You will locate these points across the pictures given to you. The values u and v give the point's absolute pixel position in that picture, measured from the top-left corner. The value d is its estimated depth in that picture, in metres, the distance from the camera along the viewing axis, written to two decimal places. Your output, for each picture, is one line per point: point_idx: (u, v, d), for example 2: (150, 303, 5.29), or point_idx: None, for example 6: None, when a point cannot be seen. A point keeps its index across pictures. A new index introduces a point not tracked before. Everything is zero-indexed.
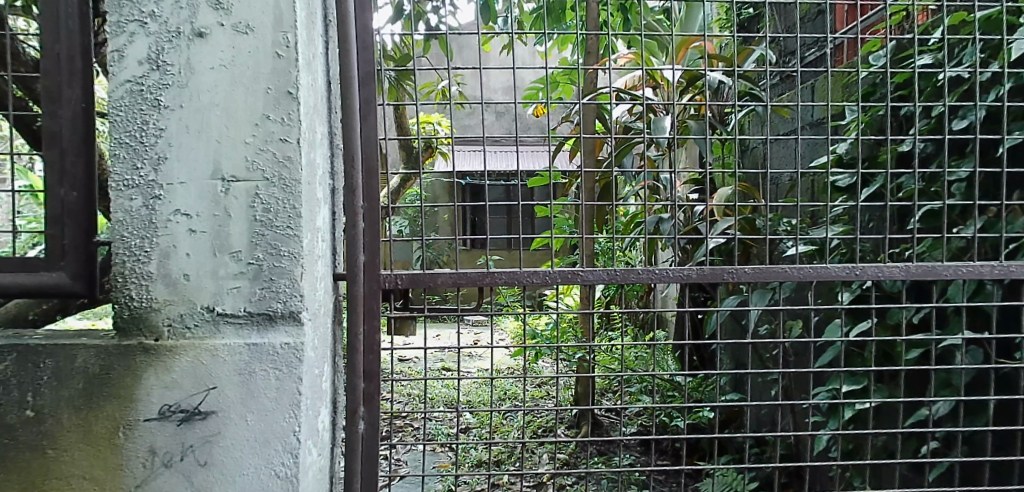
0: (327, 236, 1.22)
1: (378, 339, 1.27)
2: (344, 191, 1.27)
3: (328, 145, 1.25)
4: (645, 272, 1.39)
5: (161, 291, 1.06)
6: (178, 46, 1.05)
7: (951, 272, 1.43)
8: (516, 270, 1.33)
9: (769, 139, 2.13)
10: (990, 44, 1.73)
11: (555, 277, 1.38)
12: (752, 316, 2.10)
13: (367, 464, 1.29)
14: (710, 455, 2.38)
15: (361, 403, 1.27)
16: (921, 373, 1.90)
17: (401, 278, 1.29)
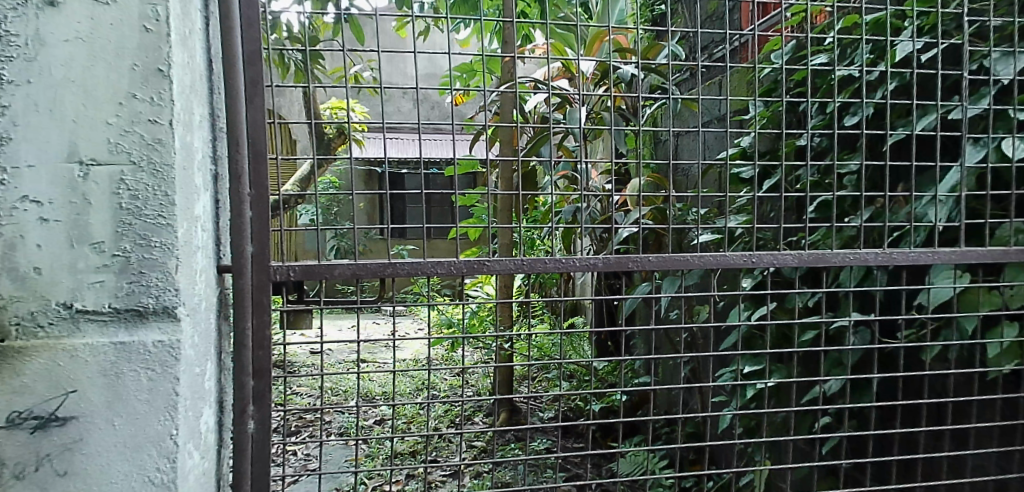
0: (209, 225, 1.16)
1: (268, 334, 1.23)
2: (228, 177, 1.22)
3: (209, 128, 1.18)
4: (552, 262, 1.40)
5: (6, 287, 0.96)
6: (24, 14, 0.95)
7: (839, 259, 1.51)
8: (419, 260, 1.31)
9: (679, 131, 2.20)
10: (877, 46, 1.85)
11: (461, 266, 1.36)
12: (661, 303, 2.17)
13: (260, 464, 1.25)
14: (623, 437, 2.45)
15: (250, 402, 1.23)
16: (814, 354, 2.03)
17: (293, 270, 1.25)
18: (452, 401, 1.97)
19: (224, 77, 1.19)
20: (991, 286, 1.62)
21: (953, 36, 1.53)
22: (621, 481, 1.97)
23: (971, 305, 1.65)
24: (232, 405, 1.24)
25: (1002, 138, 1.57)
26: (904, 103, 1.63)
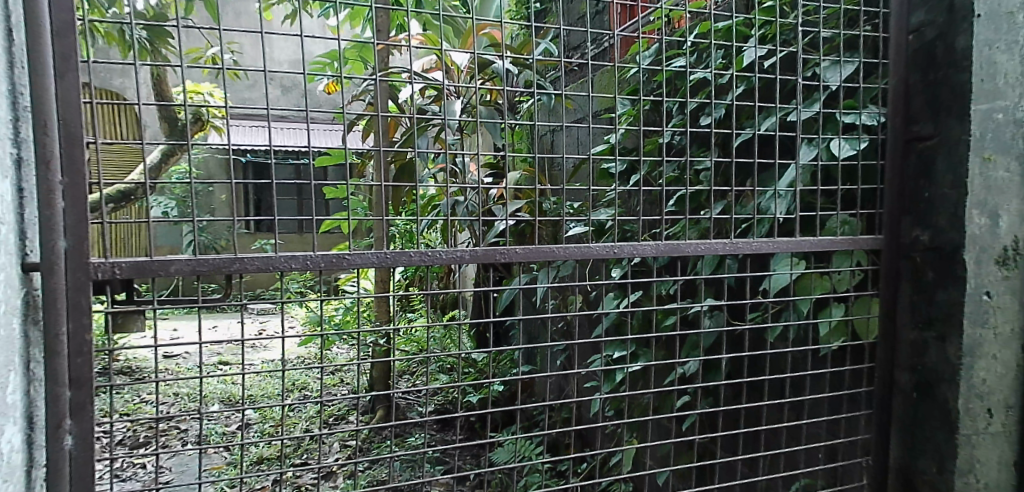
0: (10, 218, 1.03)
1: (88, 339, 1.13)
2: (34, 164, 1.09)
3: (8, 108, 1.05)
4: (418, 255, 1.36)
5: None
6: None
7: (693, 248, 1.62)
8: (269, 255, 1.24)
9: (555, 125, 2.25)
10: (730, 51, 2.01)
11: (320, 261, 1.31)
12: (538, 293, 2.22)
13: (81, 482, 1.14)
14: (503, 427, 2.49)
15: (67, 415, 1.12)
16: (677, 338, 2.17)
17: (119, 267, 1.15)
18: (326, 401, 1.90)
19: (27, 51, 1.06)
20: (821, 272, 1.79)
21: (793, 45, 1.69)
22: (497, 470, 2.00)
23: (808, 289, 1.84)
24: (46, 419, 1.12)
25: (831, 139, 1.75)
26: (753, 105, 1.78)
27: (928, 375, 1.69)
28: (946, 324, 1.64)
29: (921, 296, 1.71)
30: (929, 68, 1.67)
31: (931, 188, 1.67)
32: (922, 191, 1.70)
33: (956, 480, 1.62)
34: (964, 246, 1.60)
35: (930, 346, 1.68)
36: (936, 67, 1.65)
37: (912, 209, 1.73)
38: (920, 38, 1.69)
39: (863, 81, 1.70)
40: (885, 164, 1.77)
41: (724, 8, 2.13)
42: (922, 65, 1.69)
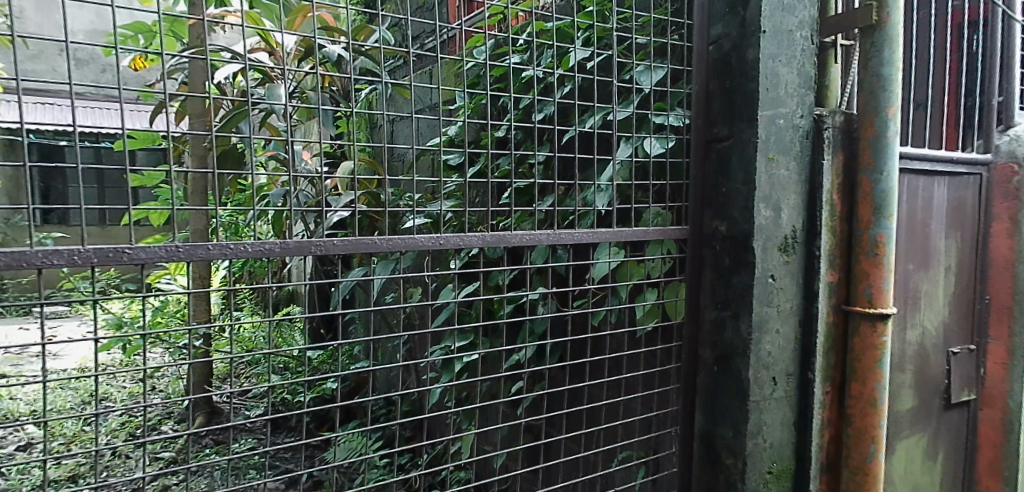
0: None
1: None
2: None
3: None
4: (218, 248, 1.26)
5: None
6: None
7: (518, 239, 1.67)
8: (26, 249, 1.09)
9: (391, 115, 2.21)
10: (560, 50, 2.08)
11: (99, 256, 1.17)
12: (374, 286, 2.16)
13: None
14: (339, 424, 2.41)
15: None
16: (514, 326, 2.23)
17: None
18: (134, 410, 1.72)
19: None
20: (640, 260, 1.97)
21: (612, 49, 1.80)
22: (330, 468, 1.94)
23: (627, 276, 1.98)
24: None
25: (645, 137, 1.88)
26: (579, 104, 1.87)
27: (725, 350, 1.89)
28: (740, 305, 1.84)
29: (720, 280, 1.90)
30: (726, 76, 1.87)
31: (728, 183, 1.87)
32: (720, 186, 1.89)
33: (748, 441, 1.83)
34: (753, 235, 1.80)
35: (727, 324, 1.88)
36: (731, 75, 1.85)
37: (713, 202, 1.92)
38: (718, 48, 1.89)
39: (672, 84, 1.84)
40: (692, 162, 1.95)
41: (555, 9, 2.20)
42: (719, 73, 1.89)
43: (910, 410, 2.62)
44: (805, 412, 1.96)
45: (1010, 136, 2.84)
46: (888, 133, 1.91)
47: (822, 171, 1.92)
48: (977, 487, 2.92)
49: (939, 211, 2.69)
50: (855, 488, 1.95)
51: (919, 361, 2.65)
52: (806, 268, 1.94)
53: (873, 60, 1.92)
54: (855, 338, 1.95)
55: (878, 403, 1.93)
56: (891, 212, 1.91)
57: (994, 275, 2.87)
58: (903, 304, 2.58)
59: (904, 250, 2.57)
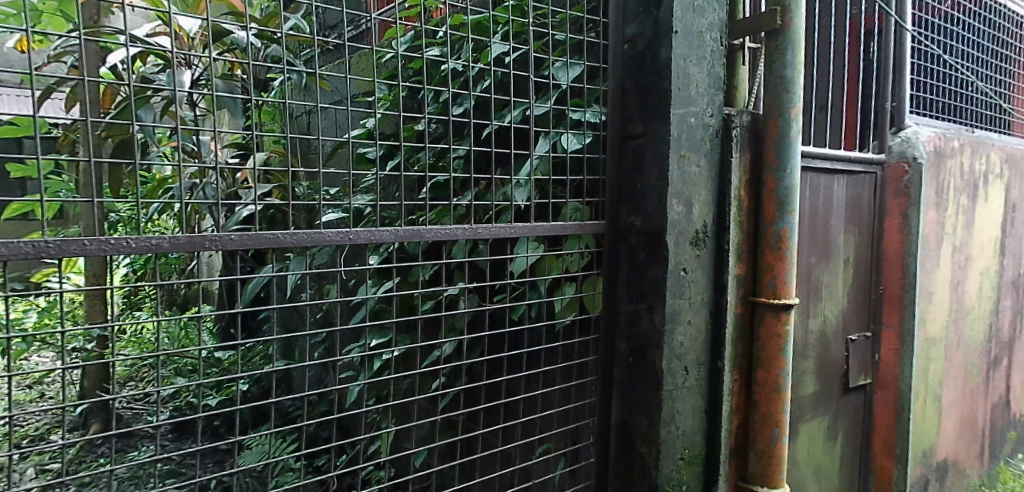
0: None
1: None
2: None
3: None
4: (94, 243, 1.18)
5: None
6: None
7: (433, 234, 1.65)
8: None
9: (304, 105, 2.14)
10: (479, 45, 2.07)
11: None
12: (288, 284, 2.09)
13: None
14: (252, 427, 2.32)
15: None
16: (435, 322, 2.21)
17: None
18: (15, 419, 1.58)
19: None
20: (558, 255, 1.98)
21: (528, 44, 1.79)
22: (240, 473, 1.86)
23: (546, 270, 1.99)
24: None
25: (561, 133, 1.90)
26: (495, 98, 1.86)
27: (640, 342, 1.94)
28: (653, 298, 1.90)
29: (635, 274, 1.95)
30: (639, 74, 1.92)
31: (642, 180, 1.92)
32: (635, 182, 1.94)
33: (661, 429, 1.89)
34: (665, 230, 1.86)
35: (642, 316, 1.93)
36: (645, 73, 1.89)
37: (628, 198, 1.97)
38: (633, 47, 1.93)
39: (588, 81, 1.87)
40: (607, 157, 1.98)
41: (475, 3, 2.18)
42: (634, 71, 1.93)
43: (813, 394, 2.78)
44: (715, 400, 2.04)
45: (901, 138, 3.08)
46: (790, 132, 2.01)
47: (730, 168, 2.00)
48: (871, 464, 3.14)
49: (838, 207, 2.86)
50: (760, 470, 2.05)
51: (820, 348, 2.81)
52: (717, 262, 2.02)
53: (777, 62, 2.02)
54: (761, 328, 2.05)
55: (781, 389, 2.04)
56: (793, 208, 2.02)
57: (887, 267, 3.09)
58: (806, 295, 2.74)
59: (807, 243, 2.71)
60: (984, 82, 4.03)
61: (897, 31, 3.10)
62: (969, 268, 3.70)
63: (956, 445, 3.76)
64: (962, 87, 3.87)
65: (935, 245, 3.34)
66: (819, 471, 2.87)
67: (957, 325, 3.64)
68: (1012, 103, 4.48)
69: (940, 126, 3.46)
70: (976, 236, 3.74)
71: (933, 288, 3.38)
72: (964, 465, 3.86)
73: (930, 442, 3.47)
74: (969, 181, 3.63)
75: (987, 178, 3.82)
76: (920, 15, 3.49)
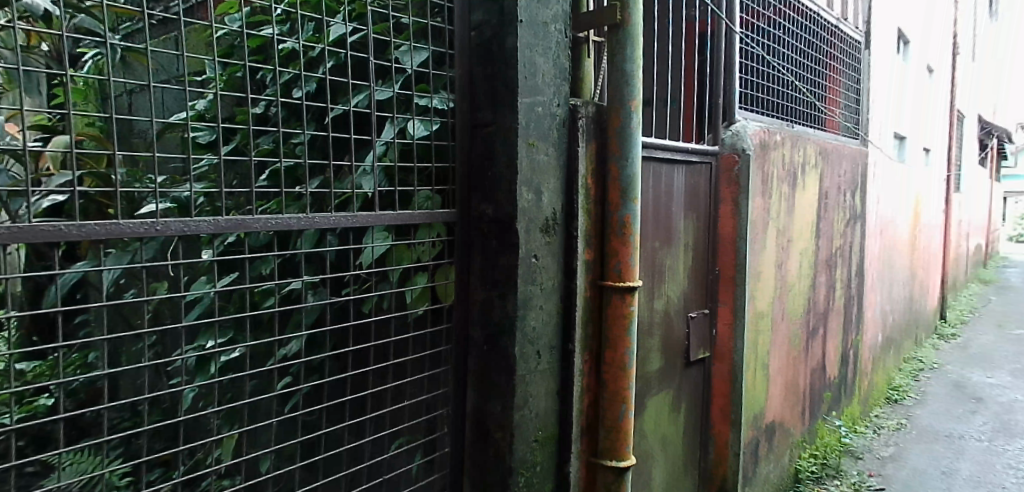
0: None
1: None
2: None
3: None
4: None
5: None
6: None
7: (259, 224, 1.51)
8: None
9: (119, 83, 1.89)
10: (319, 24, 1.94)
11: None
12: (102, 284, 1.85)
13: None
14: (65, 444, 2.05)
15: None
16: (279, 319, 2.07)
17: None
18: None
19: None
20: (410, 244, 1.92)
21: (369, 25, 1.71)
22: None
23: (395, 260, 1.93)
24: None
25: (408, 119, 1.85)
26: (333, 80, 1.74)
27: (493, 329, 1.96)
28: (505, 285, 1.92)
29: (487, 262, 1.96)
30: (487, 62, 1.92)
31: (493, 168, 1.93)
32: (485, 170, 1.94)
33: (515, 413, 1.93)
34: (515, 217, 1.88)
35: (495, 303, 1.95)
36: (492, 61, 1.90)
37: (478, 186, 1.97)
38: (480, 34, 1.93)
39: (434, 66, 1.83)
40: (456, 145, 1.97)
41: None
42: (482, 59, 1.93)
43: (658, 369, 2.97)
44: (566, 381, 2.11)
45: (731, 131, 3.36)
46: (631, 124, 2.12)
47: (577, 157, 2.06)
48: (711, 430, 3.43)
49: (678, 195, 3.07)
50: (609, 445, 2.16)
51: (664, 327, 3.01)
52: (566, 248, 2.09)
53: (618, 56, 2.11)
54: (608, 310, 2.16)
55: (627, 367, 2.16)
56: (635, 196, 2.14)
57: (721, 249, 3.37)
58: (651, 277, 2.91)
59: (651, 230, 2.88)
60: (800, 83, 4.51)
61: (727, 33, 3.37)
62: (790, 249, 4.14)
63: (781, 408, 4.20)
64: (782, 87, 4.30)
65: (762, 229, 3.70)
66: (665, 441, 3.08)
67: (781, 300, 4.07)
68: (824, 103, 5.06)
69: (764, 121, 3.82)
70: (795, 220, 4.19)
71: (761, 268, 3.74)
72: (789, 424, 4.33)
73: (760, 407, 3.85)
74: (789, 172, 4.05)
75: (804, 168, 4.29)
76: (747, 19, 3.82)
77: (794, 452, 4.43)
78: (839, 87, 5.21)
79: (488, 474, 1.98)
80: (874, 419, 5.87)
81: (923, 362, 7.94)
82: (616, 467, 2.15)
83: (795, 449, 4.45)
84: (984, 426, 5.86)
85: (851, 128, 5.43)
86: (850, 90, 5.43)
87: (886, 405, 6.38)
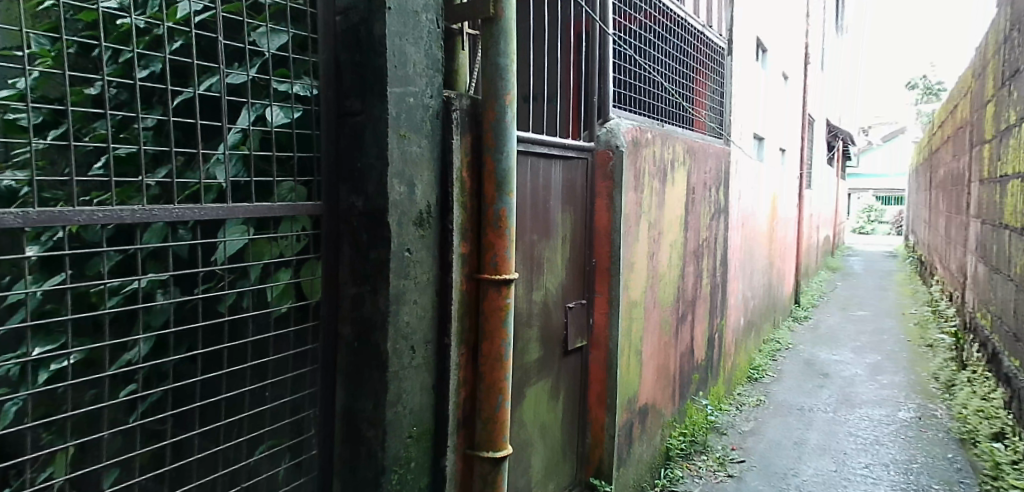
0: None
1: None
2: None
3: None
4: None
5: None
6: None
7: (84, 217, 1.35)
8: None
9: None
10: None
11: None
12: None
13: None
14: None
15: None
16: None
17: None
18: None
19: None
20: (273, 237, 1.78)
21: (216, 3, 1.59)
22: None
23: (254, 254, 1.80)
24: None
25: (266, 105, 1.75)
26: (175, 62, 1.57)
27: (364, 325, 1.90)
28: (376, 279, 1.87)
29: (357, 256, 1.90)
30: (355, 49, 1.85)
31: (362, 158, 1.87)
32: (355, 161, 1.88)
33: (388, 411, 1.89)
34: (386, 210, 1.84)
35: (366, 298, 1.89)
36: (360, 48, 1.84)
37: (347, 177, 1.90)
38: (346, 20, 1.86)
39: (292, 51, 1.75)
40: (322, 134, 1.89)
41: None
42: (349, 45, 1.87)
43: (537, 359, 3.03)
44: (441, 375, 2.10)
45: (606, 128, 3.49)
46: (506, 118, 2.14)
47: (451, 149, 2.05)
48: (589, 415, 3.56)
49: (556, 189, 3.14)
50: (486, 436, 2.17)
51: (543, 317, 3.08)
52: (441, 241, 2.07)
53: (492, 49, 2.11)
54: (484, 302, 2.17)
55: (503, 358, 2.18)
56: (510, 189, 2.16)
57: (596, 242, 3.51)
58: (530, 269, 2.95)
59: (529, 223, 2.93)
60: (669, 84, 4.76)
61: (601, 34, 3.49)
62: (661, 241, 4.39)
63: (654, 391, 4.45)
64: (654, 87, 4.51)
65: (635, 222, 3.88)
66: (544, 428, 3.15)
67: (652, 289, 4.29)
68: (692, 104, 5.39)
69: (636, 119, 4.00)
70: (665, 214, 4.43)
71: (634, 259, 3.92)
72: (661, 406, 4.60)
73: (634, 391, 4.05)
74: (659, 168, 4.28)
75: (673, 165, 4.55)
76: (621, 22, 3.98)
77: (665, 431, 4.71)
78: (705, 89, 5.57)
79: (361, 473, 1.93)
80: (736, 398, 6.37)
81: (779, 342, 8.72)
82: (492, 458, 2.17)
83: (667, 429, 4.73)
84: (829, 398, 6.53)
85: (715, 128, 5.83)
86: (715, 93, 5.82)
87: (748, 384, 6.94)
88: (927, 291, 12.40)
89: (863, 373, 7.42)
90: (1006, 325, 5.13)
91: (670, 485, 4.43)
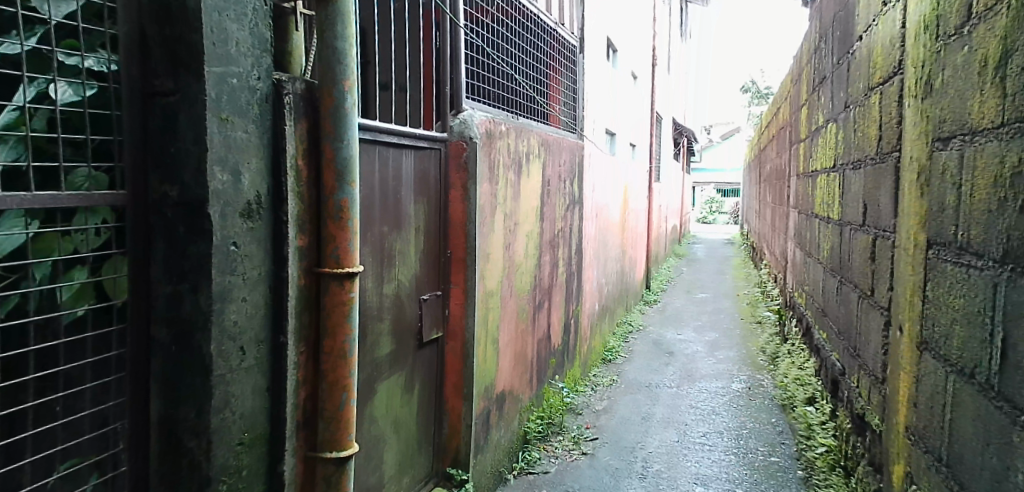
0: None
1: None
2: None
3: None
4: None
5: None
6: None
7: None
8: None
9: None
10: None
11: None
12: None
13: None
14: None
15: None
16: None
17: None
18: None
19: None
20: (64, 231, 1.56)
21: None
22: None
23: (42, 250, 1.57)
24: None
25: (52, 79, 1.54)
26: None
27: (183, 327, 1.73)
28: (196, 276, 1.72)
29: (173, 252, 1.73)
30: (163, 22, 1.67)
31: (176, 143, 1.70)
32: (167, 145, 1.70)
33: (212, 418, 1.75)
34: (206, 201, 1.69)
35: (184, 297, 1.73)
36: (170, 21, 1.66)
37: (158, 164, 1.71)
38: None
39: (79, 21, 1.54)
40: (124, 114, 1.68)
41: None
42: (156, 17, 1.68)
43: (389, 353, 2.96)
44: (276, 377, 1.97)
45: (459, 120, 3.48)
46: (346, 105, 2.07)
47: (284, 135, 1.93)
48: (445, 406, 3.55)
49: (406, 180, 3.07)
50: (329, 436, 2.12)
51: (395, 310, 3.01)
52: (273, 234, 1.94)
53: (327, 32, 2.01)
54: (326, 297, 2.10)
55: (348, 355, 2.15)
56: (352, 179, 2.11)
57: (450, 233, 3.50)
58: (380, 262, 2.87)
59: (379, 214, 2.84)
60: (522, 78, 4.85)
61: (452, 25, 3.46)
62: (517, 232, 4.47)
63: (511, 378, 4.55)
64: (508, 81, 4.58)
65: (489, 213, 3.91)
66: (398, 422, 3.10)
67: (508, 279, 4.36)
68: (546, 99, 5.55)
69: (490, 111, 4.03)
70: (520, 205, 4.52)
71: (489, 249, 3.97)
72: (518, 391, 4.71)
73: (491, 378, 4.10)
74: (514, 160, 4.35)
75: (528, 157, 4.65)
76: (474, 14, 3.98)
77: (523, 416, 4.83)
78: (558, 84, 5.76)
79: None
80: (591, 379, 6.70)
81: (631, 324, 9.31)
82: (336, 458, 2.12)
83: (525, 413, 4.86)
84: (673, 374, 7.06)
85: (570, 123, 6.04)
86: (568, 89, 6.04)
87: (602, 366, 7.32)
88: (757, 273, 13.77)
89: (703, 350, 8.11)
90: (815, 303, 5.83)
91: (528, 467, 4.57)
